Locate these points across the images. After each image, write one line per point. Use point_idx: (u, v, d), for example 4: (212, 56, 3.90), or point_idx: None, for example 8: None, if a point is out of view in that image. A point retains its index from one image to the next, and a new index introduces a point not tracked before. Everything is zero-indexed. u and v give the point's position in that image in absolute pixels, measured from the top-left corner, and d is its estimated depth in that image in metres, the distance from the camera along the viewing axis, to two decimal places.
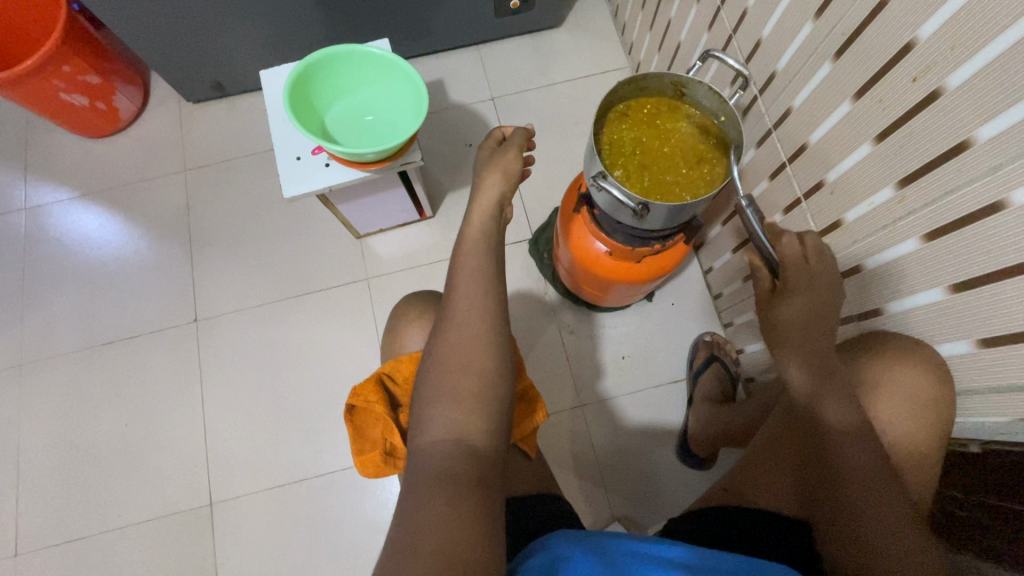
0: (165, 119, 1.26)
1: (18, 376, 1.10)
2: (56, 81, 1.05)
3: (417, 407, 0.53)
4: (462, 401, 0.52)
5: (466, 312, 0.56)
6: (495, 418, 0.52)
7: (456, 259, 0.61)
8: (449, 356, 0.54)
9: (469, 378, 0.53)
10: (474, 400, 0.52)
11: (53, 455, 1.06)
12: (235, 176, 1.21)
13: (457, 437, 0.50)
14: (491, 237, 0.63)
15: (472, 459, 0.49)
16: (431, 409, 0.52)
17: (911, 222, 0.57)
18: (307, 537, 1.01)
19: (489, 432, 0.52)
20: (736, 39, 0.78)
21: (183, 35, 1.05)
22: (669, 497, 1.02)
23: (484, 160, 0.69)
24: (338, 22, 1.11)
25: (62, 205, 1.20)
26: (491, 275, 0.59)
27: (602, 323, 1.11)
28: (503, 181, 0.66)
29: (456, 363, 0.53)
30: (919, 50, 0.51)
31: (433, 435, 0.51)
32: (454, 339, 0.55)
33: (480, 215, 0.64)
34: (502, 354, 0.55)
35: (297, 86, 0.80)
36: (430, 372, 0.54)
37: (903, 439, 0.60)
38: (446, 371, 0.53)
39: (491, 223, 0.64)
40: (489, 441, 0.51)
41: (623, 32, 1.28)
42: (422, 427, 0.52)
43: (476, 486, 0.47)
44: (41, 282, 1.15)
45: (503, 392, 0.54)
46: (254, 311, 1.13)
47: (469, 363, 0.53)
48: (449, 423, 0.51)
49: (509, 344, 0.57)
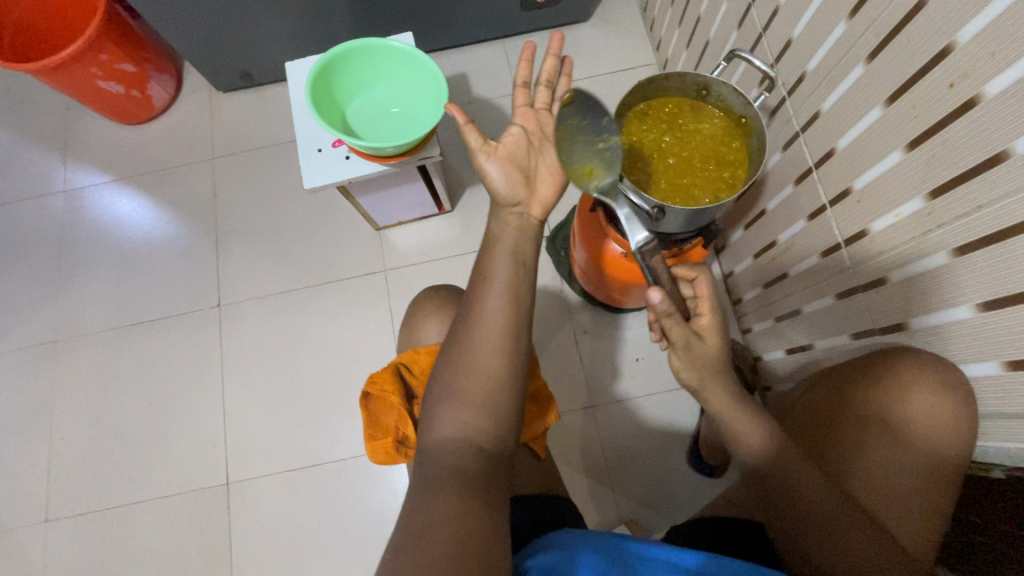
0: (196, 107, 1.29)
1: (53, 352, 1.15)
2: (94, 69, 1.09)
3: (428, 404, 0.54)
4: (469, 403, 0.51)
5: (486, 312, 0.54)
6: (503, 422, 0.52)
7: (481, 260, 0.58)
8: (462, 356, 0.53)
9: (476, 382, 0.52)
10: (482, 403, 0.51)
11: (83, 429, 1.11)
12: (260, 165, 1.24)
13: (465, 438, 0.51)
14: (525, 238, 0.59)
15: (477, 459, 0.50)
16: (441, 408, 0.52)
17: (940, 235, 0.54)
18: (319, 520, 1.04)
19: (497, 434, 0.52)
20: (765, 38, 0.76)
21: (214, 25, 1.07)
22: (678, 502, 1.01)
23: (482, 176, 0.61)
24: (365, 15, 1.11)
25: (97, 189, 1.25)
26: (524, 273, 0.56)
27: (617, 324, 1.10)
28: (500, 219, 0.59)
29: (467, 365, 0.52)
30: (957, 55, 0.48)
31: (442, 433, 0.51)
32: (467, 338, 0.54)
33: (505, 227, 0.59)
34: (518, 359, 0.54)
35: (319, 78, 0.81)
36: (442, 372, 0.54)
37: (906, 466, 0.59)
38: (456, 371, 0.53)
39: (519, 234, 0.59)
40: (496, 444, 0.52)
41: (651, 28, 1.25)
42: (430, 426, 0.52)
43: (477, 486, 0.48)
44: (76, 263, 1.20)
45: (513, 397, 0.53)
46: (275, 298, 1.16)
47: (480, 365, 0.52)
48: (456, 424, 0.51)
49: (527, 348, 0.55)
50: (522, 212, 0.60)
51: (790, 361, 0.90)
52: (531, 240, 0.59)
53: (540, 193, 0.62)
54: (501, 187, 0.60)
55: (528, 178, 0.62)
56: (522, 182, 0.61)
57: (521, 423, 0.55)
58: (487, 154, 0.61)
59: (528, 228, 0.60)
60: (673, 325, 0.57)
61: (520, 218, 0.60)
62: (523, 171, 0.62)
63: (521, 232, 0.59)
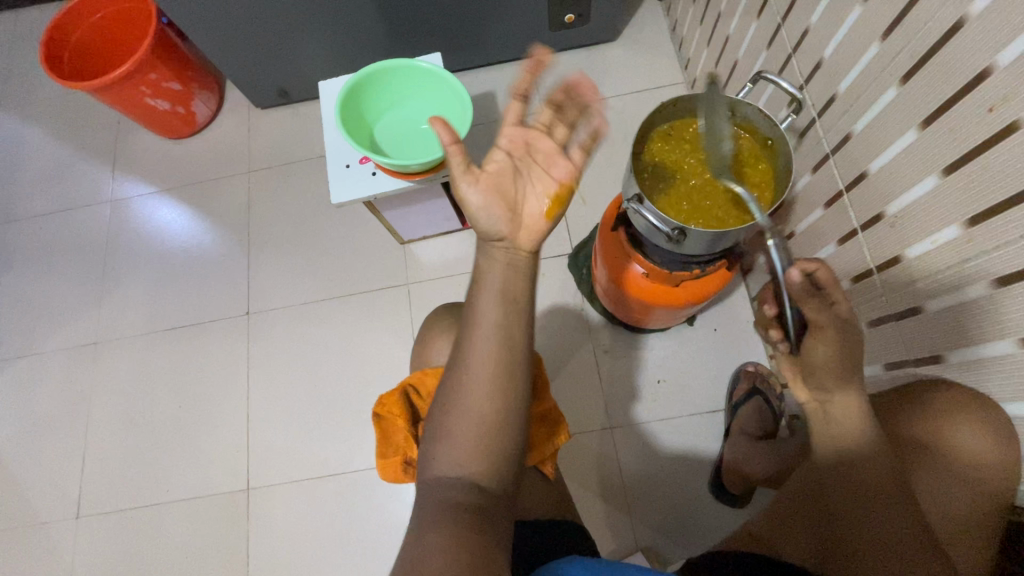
0: (235, 123, 1.35)
1: (93, 352, 1.21)
2: (143, 87, 1.16)
3: (426, 440, 0.53)
4: (463, 444, 0.50)
5: (472, 366, 0.51)
6: (500, 461, 0.50)
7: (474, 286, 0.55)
8: (456, 397, 0.51)
9: (469, 425, 0.50)
10: (478, 445, 0.49)
11: (116, 428, 1.15)
12: (293, 179, 1.28)
13: (461, 475, 0.49)
14: (516, 274, 0.55)
15: (475, 491, 0.49)
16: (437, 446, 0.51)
17: (980, 265, 0.52)
18: (332, 531, 1.04)
19: (494, 469, 0.50)
20: (796, 58, 0.74)
21: (255, 46, 1.13)
22: (698, 532, 0.97)
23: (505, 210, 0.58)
24: (397, 35, 1.15)
25: (142, 199, 1.31)
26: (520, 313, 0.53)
27: (638, 344, 1.08)
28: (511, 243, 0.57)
29: (462, 408, 0.50)
30: (997, 78, 0.46)
31: (437, 469, 0.50)
32: (462, 378, 0.51)
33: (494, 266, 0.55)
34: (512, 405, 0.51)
35: (348, 98, 0.84)
36: (438, 410, 0.52)
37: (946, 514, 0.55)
38: (451, 413, 0.51)
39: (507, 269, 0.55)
40: (497, 482, 0.50)
41: (680, 47, 1.25)
42: (428, 460, 0.51)
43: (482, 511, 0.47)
44: (119, 269, 1.26)
45: (509, 438, 0.51)
46: (301, 308, 1.19)
47: (475, 411, 0.50)
48: (451, 463, 0.50)
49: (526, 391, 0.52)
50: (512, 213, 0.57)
51: None
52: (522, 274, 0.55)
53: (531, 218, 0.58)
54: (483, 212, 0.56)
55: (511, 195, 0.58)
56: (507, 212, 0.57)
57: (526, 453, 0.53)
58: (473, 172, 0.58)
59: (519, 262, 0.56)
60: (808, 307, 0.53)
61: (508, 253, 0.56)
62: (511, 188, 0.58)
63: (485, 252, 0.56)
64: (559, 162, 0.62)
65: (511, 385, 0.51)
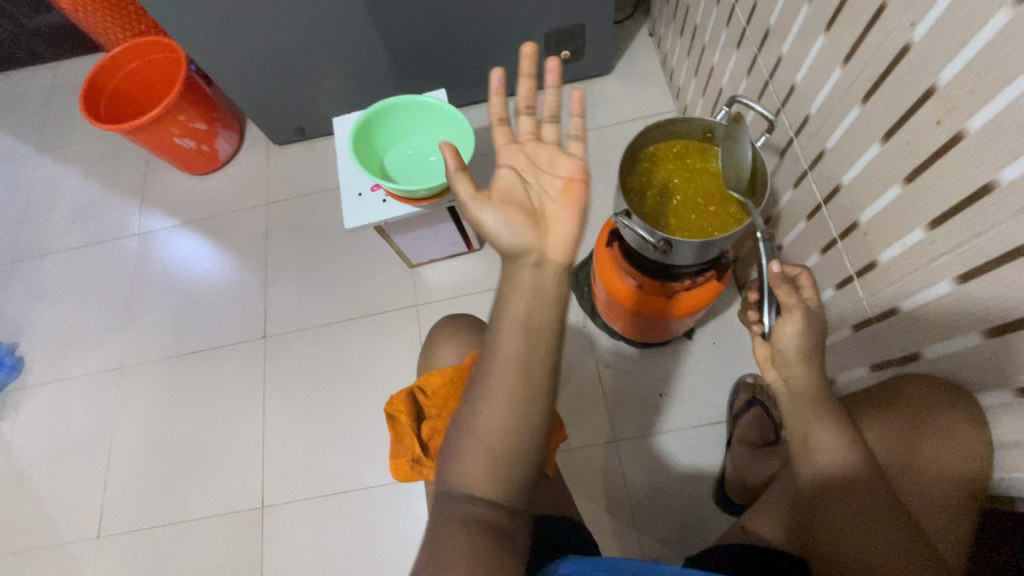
0: (255, 159, 1.44)
1: (117, 377, 1.26)
2: (172, 128, 1.26)
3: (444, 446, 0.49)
4: (479, 455, 0.46)
5: (491, 394, 0.46)
6: (516, 481, 0.47)
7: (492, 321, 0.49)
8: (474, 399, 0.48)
9: (488, 435, 0.46)
10: (491, 471, 0.46)
11: (138, 449, 1.20)
12: (308, 210, 1.36)
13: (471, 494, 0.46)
14: (542, 304, 0.48)
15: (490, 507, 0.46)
16: (451, 467, 0.48)
17: (943, 265, 0.56)
18: (343, 547, 1.06)
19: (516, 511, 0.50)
20: (771, 85, 0.81)
21: (275, 89, 1.22)
22: (704, 543, 0.98)
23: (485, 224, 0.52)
24: (405, 74, 1.24)
25: (166, 232, 1.39)
26: (544, 366, 0.47)
27: (641, 359, 1.12)
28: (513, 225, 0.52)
29: (480, 410, 0.47)
30: (940, 95, 0.51)
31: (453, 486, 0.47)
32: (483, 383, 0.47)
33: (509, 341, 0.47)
34: (537, 432, 0.47)
35: (361, 132, 0.92)
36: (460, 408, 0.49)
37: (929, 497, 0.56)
38: (471, 415, 0.47)
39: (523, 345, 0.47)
40: (509, 503, 0.47)
41: (670, 78, 1.33)
42: None
43: None
44: (144, 297, 1.33)
45: (530, 461, 0.47)
46: (315, 330, 1.24)
47: (484, 438, 0.46)
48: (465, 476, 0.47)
49: (542, 417, 0.47)
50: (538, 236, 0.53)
51: None
52: (549, 302, 0.48)
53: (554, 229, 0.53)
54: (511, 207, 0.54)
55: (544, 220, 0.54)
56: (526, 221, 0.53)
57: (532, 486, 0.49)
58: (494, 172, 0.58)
59: (548, 251, 0.51)
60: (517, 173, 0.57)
61: (535, 276, 0.49)
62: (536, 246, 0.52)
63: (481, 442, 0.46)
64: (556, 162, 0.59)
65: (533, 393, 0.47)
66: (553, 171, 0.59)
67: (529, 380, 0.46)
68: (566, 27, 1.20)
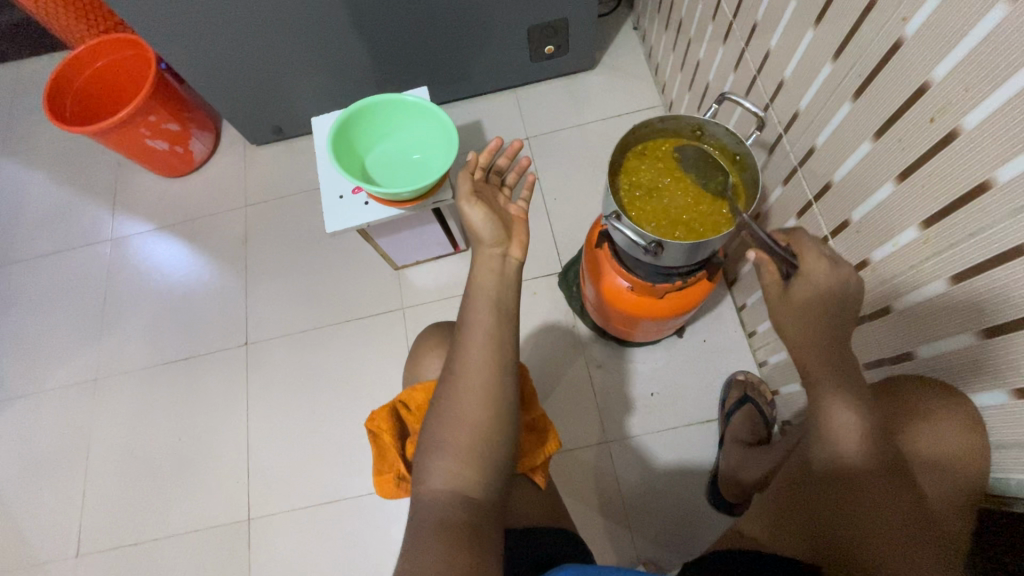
0: (232, 159, 1.39)
1: (93, 389, 1.22)
2: (143, 129, 1.21)
3: (418, 456, 0.55)
4: (456, 451, 0.52)
5: (469, 368, 0.55)
6: (491, 471, 0.53)
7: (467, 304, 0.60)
8: (445, 405, 0.55)
9: (464, 433, 0.53)
10: (469, 454, 0.52)
11: (117, 463, 1.16)
12: (288, 212, 1.32)
13: (453, 489, 0.51)
14: (507, 287, 0.61)
15: (467, 509, 0.50)
16: (430, 460, 0.53)
17: (937, 264, 0.55)
18: (332, 558, 1.04)
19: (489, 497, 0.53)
20: (759, 80, 0.79)
21: (250, 88, 1.18)
22: (697, 542, 0.98)
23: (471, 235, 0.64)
24: (385, 71, 1.21)
25: (141, 236, 1.34)
26: (506, 366, 0.56)
27: (631, 358, 1.10)
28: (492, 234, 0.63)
29: (455, 409, 0.54)
30: (934, 91, 0.50)
31: (432, 484, 0.52)
32: (452, 389, 0.55)
33: (481, 317, 0.58)
34: (507, 424, 0.55)
35: (341, 132, 0.89)
36: (431, 418, 0.55)
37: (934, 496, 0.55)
38: (445, 418, 0.54)
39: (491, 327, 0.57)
40: (487, 494, 0.52)
41: (656, 73, 1.31)
42: (422, 477, 0.53)
43: (473, 533, 0.48)
44: (118, 305, 1.29)
45: (503, 452, 0.54)
46: (298, 336, 1.21)
47: (466, 416, 0.53)
48: (443, 473, 0.52)
49: (514, 395, 0.56)
50: (504, 254, 0.63)
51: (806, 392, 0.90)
52: (511, 288, 0.62)
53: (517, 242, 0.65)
54: (483, 231, 0.63)
55: (512, 241, 0.65)
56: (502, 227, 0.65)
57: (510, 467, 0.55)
58: (470, 202, 0.64)
59: (509, 270, 0.63)
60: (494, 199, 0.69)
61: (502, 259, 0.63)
62: (499, 267, 0.62)
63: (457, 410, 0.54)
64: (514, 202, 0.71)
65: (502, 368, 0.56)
66: (511, 200, 0.72)
67: (500, 354, 0.56)
68: (549, 21, 1.17)
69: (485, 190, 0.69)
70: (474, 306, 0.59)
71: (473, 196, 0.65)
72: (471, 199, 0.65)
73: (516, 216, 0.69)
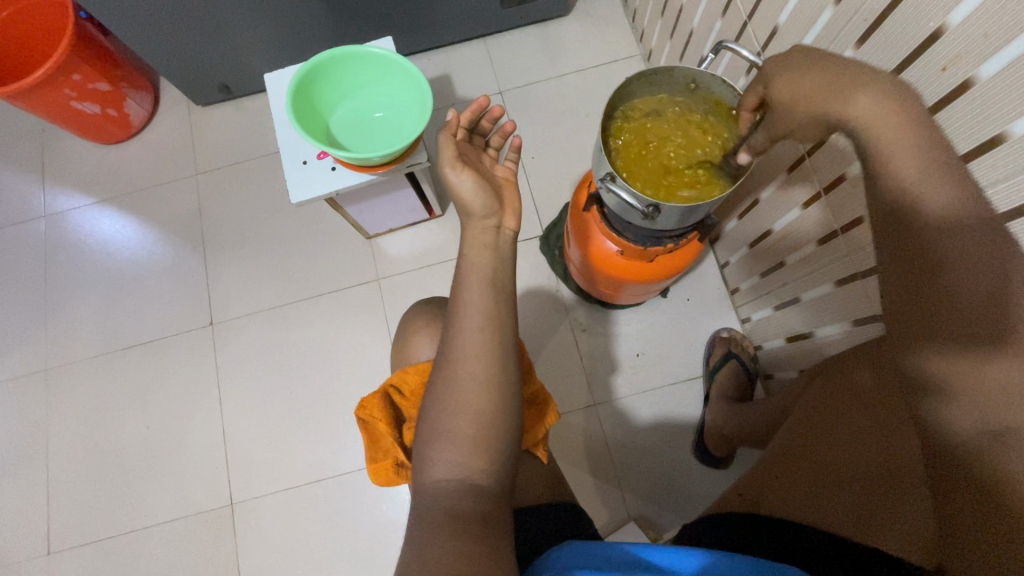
0: (176, 122, 1.26)
1: (44, 381, 1.13)
2: (67, 89, 1.06)
3: (419, 446, 0.52)
4: (461, 440, 0.50)
5: (466, 355, 0.52)
6: (498, 458, 0.51)
7: (461, 281, 0.56)
8: (445, 392, 0.52)
9: (468, 422, 0.50)
10: (475, 442, 0.50)
11: (81, 456, 1.09)
12: (245, 180, 1.21)
13: (459, 478, 0.49)
14: (502, 260, 0.58)
15: (475, 498, 0.48)
16: (432, 451, 0.50)
17: None
18: (324, 536, 1.03)
19: (501, 487, 0.51)
20: (751, 26, 0.75)
21: (186, 40, 1.05)
22: (684, 495, 1.01)
23: (463, 203, 0.59)
24: (342, 19, 1.09)
25: (80, 211, 1.22)
26: (505, 347, 0.54)
27: (616, 320, 1.09)
28: (484, 204, 0.59)
29: (455, 397, 0.51)
30: (948, 38, 0.47)
31: (436, 475, 0.49)
32: (451, 377, 0.52)
33: (478, 297, 0.55)
34: (511, 407, 0.53)
35: (300, 89, 0.79)
36: (429, 407, 0.52)
37: None
38: (448, 405, 0.51)
39: (494, 308, 0.54)
40: (495, 482, 0.50)
41: (634, 19, 1.24)
42: (422, 468, 0.51)
43: (482, 522, 0.47)
44: (62, 288, 1.18)
45: (509, 435, 0.52)
46: (268, 313, 1.14)
47: (468, 404, 0.51)
48: (449, 464, 0.49)
49: (515, 376, 0.54)
50: (498, 227, 0.60)
51: (790, 347, 0.91)
52: (506, 260, 0.59)
53: (509, 212, 0.61)
54: (474, 203, 0.59)
55: (504, 211, 0.61)
56: (493, 194, 0.60)
57: (516, 449, 0.53)
58: (457, 168, 0.59)
59: (503, 244, 0.60)
60: (479, 164, 0.64)
61: (495, 232, 0.59)
62: (494, 242, 0.59)
63: (461, 401, 0.51)
64: (501, 167, 0.66)
65: (503, 350, 0.54)
66: (497, 163, 0.67)
67: (497, 335, 0.54)
68: None
69: (469, 153, 0.64)
70: (472, 286, 0.55)
71: (459, 161, 0.60)
72: (458, 165, 0.59)
73: (504, 182, 0.64)
